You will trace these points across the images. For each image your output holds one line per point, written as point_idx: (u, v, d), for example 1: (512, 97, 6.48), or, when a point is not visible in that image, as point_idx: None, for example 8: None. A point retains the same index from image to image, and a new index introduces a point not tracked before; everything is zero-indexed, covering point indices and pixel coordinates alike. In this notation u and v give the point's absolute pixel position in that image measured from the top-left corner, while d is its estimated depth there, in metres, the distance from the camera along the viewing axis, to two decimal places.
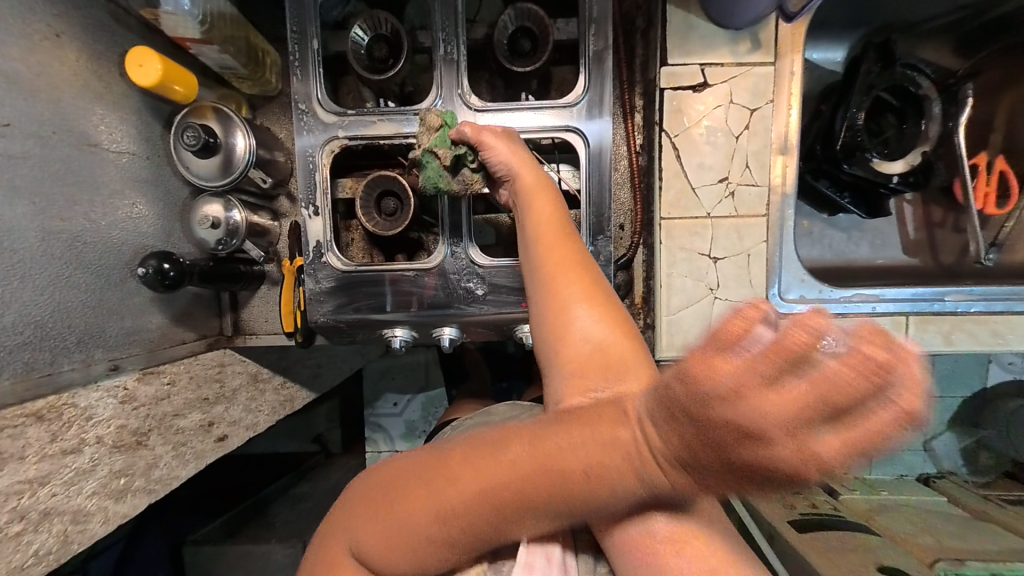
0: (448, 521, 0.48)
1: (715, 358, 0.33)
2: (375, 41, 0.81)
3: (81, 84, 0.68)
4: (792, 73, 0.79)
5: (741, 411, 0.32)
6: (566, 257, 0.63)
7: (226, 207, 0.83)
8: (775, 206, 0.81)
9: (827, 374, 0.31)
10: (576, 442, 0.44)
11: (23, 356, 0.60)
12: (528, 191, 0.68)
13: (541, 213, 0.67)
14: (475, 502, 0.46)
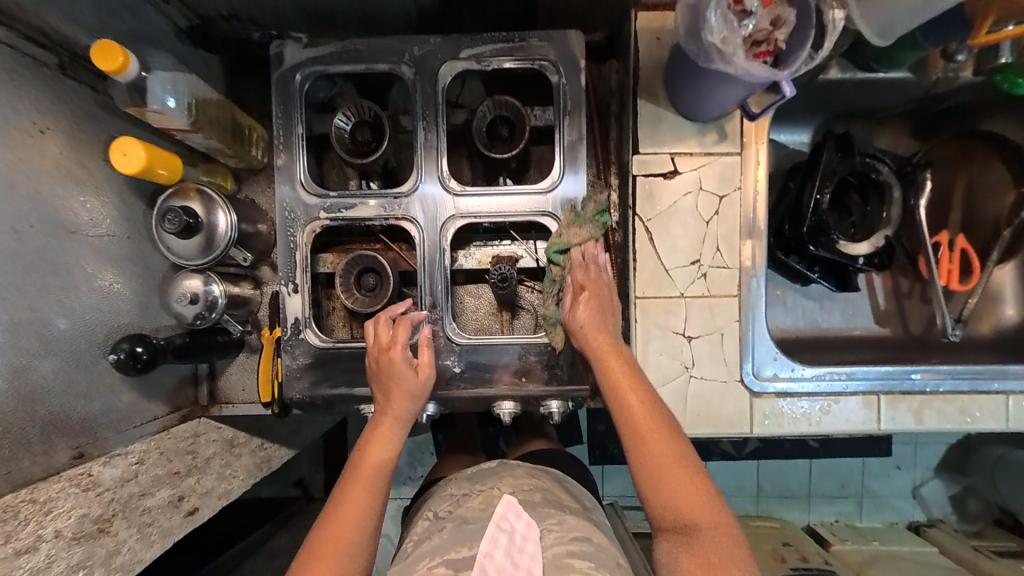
0: (367, 476, 0.71)
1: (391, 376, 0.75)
2: (357, 126, 0.84)
3: (64, 174, 0.70)
4: (758, 160, 0.84)
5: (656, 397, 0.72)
6: (616, 369, 0.73)
7: (205, 282, 0.84)
8: (745, 288, 0.83)
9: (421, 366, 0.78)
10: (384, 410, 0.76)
11: None
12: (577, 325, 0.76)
13: (603, 355, 0.74)
14: (382, 448, 0.73)
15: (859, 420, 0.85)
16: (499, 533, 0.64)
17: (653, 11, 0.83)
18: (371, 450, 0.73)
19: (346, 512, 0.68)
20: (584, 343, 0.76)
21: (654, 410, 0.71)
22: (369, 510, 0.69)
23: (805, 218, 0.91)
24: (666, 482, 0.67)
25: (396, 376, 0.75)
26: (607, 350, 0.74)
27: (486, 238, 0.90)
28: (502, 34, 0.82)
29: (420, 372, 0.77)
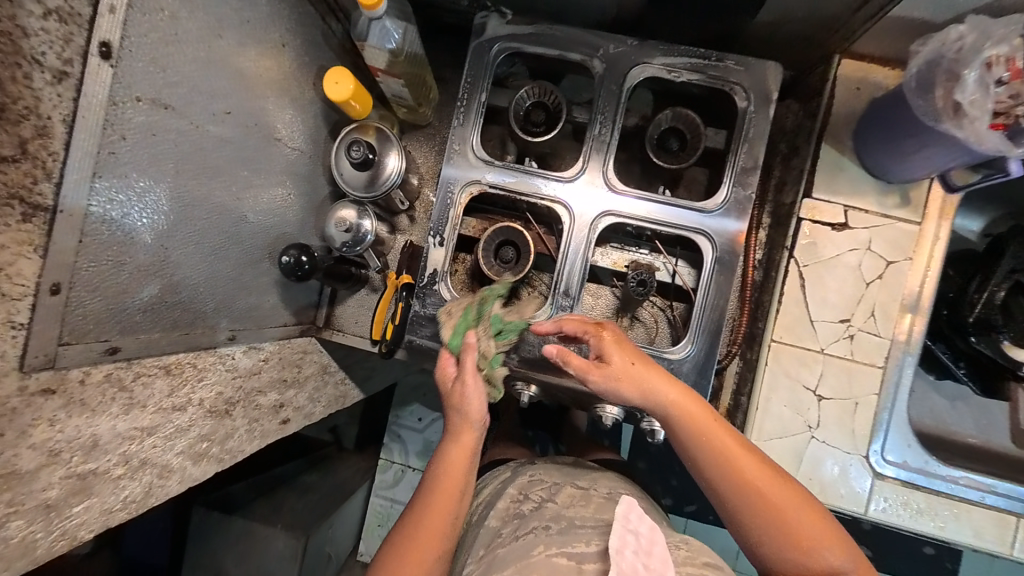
0: (451, 472, 0.70)
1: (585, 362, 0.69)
2: (534, 107, 0.88)
3: (284, 88, 0.77)
4: (937, 236, 0.80)
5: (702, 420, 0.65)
6: (688, 410, 0.65)
7: (359, 215, 0.89)
8: (893, 361, 0.81)
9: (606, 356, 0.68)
10: (460, 408, 0.73)
11: (167, 312, 0.63)
12: (598, 371, 0.67)
13: (653, 386, 0.66)
14: (463, 444, 0.72)
15: (987, 535, 0.79)
16: (626, 533, 0.59)
17: (860, 61, 0.82)
18: (446, 469, 0.70)
19: (431, 515, 0.68)
20: (623, 384, 0.66)
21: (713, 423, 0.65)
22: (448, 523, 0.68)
23: (971, 309, 0.85)
24: (770, 511, 0.60)
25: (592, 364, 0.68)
26: (649, 379, 0.66)
27: (624, 241, 0.91)
28: (701, 51, 0.83)
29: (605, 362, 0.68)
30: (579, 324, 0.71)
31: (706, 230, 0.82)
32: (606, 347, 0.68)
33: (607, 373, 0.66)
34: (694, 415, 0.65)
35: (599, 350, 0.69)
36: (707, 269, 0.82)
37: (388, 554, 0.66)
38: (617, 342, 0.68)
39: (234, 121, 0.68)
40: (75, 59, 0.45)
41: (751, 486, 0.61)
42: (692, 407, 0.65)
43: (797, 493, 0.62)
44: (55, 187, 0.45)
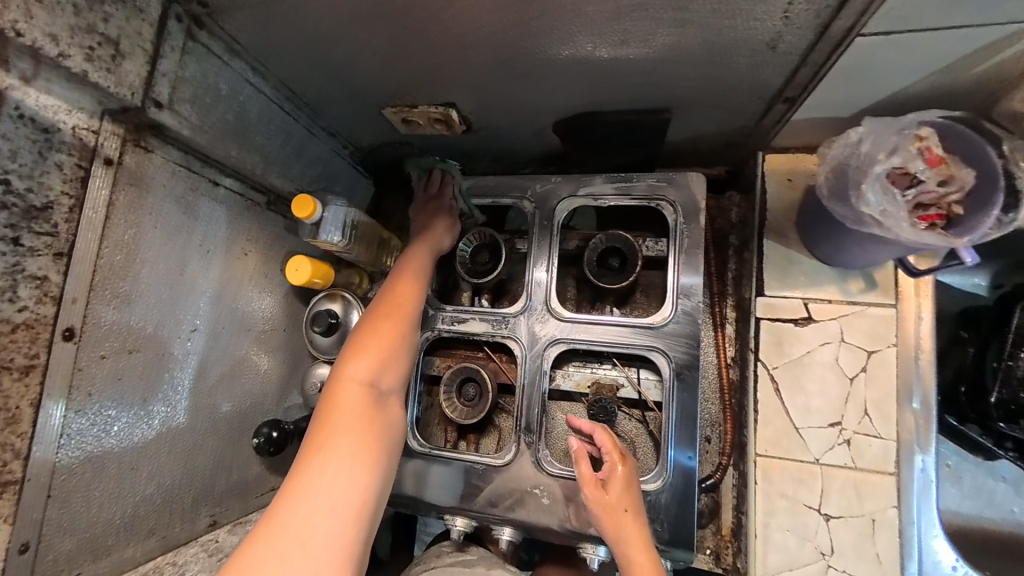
0: (412, 285, 0.80)
1: (599, 481, 0.72)
2: (478, 249, 0.94)
3: (252, 283, 0.87)
4: (920, 317, 0.73)
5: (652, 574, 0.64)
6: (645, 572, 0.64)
7: (331, 371, 0.95)
8: (905, 465, 0.70)
9: (613, 483, 0.71)
10: (416, 258, 0.84)
11: (141, 524, 0.68)
12: (599, 494, 0.70)
13: (635, 535, 0.67)
14: (420, 270, 0.83)
15: None
16: None
17: (785, 154, 0.81)
18: (414, 260, 0.83)
19: (386, 332, 0.74)
20: (611, 516, 0.69)
21: None
22: (425, 283, 0.82)
23: (992, 389, 0.74)
24: None
25: (596, 488, 0.71)
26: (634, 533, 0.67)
27: (584, 358, 0.88)
28: (623, 176, 0.86)
29: (604, 494, 0.71)
30: (607, 451, 0.73)
31: (660, 348, 0.80)
32: (618, 479, 0.71)
33: (602, 501, 0.70)
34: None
35: (609, 481, 0.72)
36: (668, 385, 0.80)
37: (367, 325, 0.74)
38: (627, 477, 0.72)
39: (201, 334, 0.77)
40: (42, 351, 0.55)
41: None
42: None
43: None
44: (23, 461, 0.54)
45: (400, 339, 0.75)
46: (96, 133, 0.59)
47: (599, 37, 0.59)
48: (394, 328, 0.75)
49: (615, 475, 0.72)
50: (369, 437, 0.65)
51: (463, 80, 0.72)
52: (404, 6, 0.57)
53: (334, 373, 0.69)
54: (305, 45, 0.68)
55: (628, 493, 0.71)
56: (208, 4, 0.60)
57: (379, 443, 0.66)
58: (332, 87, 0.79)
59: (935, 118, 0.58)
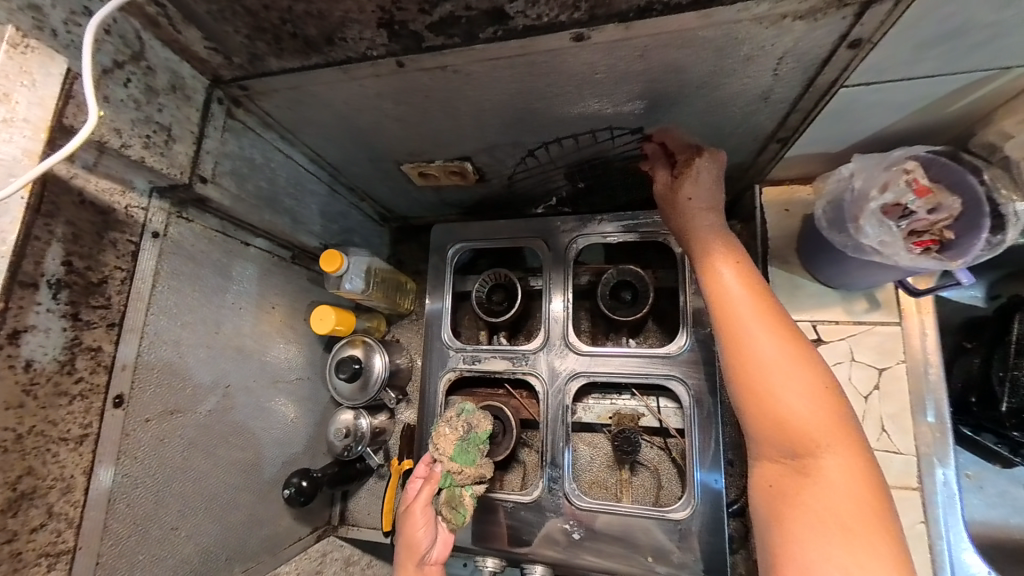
0: (423, 504, 0.79)
1: (686, 217, 0.69)
2: (494, 290, 0.97)
3: (280, 335, 0.90)
4: (925, 332, 0.76)
5: (774, 354, 0.56)
6: (744, 331, 0.58)
7: (355, 416, 0.99)
8: (925, 480, 0.72)
9: (720, 277, 0.63)
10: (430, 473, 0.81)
11: None
12: (712, 272, 0.64)
13: (769, 348, 0.56)
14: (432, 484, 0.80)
15: None
16: None
17: (780, 185, 0.85)
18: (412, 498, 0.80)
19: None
20: (738, 347, 0.57)
21: (803, 357, 0.55)
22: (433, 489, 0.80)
23: (1001, 399, 0.75)
24: (794, 486, 0.52)
25: (672, 200, 0.71)
26: (770, 342, 0.56)
27: (603, 391, 0.91)
28: (628, 214, 0.91)
29: (683, 213, 0.70)
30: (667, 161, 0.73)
31: (678, 376, 0.83)
32: (683, 180, 0.70)
33: (697, 238, 0.68)
34: (784, 403, 0.53)
35: (684, 186, 0.70)
36: (689, 413, 0.82)
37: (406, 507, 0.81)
38: (733, 256, 0.64)
39: (235, 390, 0.79)
40: (94, 420, 0.57)
41: (812, 474, 0.52)
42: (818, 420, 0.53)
43: (847, 446, 0.52)
44: (76, 529, 0.55)
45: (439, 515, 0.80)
46: (146, 210, 0.63)
47: (605, 98, 0.65)
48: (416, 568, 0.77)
49: (685, 183, 0.69)
50: None
51: (478, 138, 0.78)
52: (428, 82, 0.63)
53: None
54: (333, 115, 0.73)
55: (727, 244, 0.66)
56: (248, 87, 0.67)
57: None
58: (354, 149, 0.84)
59: (922, 152, 0.62)
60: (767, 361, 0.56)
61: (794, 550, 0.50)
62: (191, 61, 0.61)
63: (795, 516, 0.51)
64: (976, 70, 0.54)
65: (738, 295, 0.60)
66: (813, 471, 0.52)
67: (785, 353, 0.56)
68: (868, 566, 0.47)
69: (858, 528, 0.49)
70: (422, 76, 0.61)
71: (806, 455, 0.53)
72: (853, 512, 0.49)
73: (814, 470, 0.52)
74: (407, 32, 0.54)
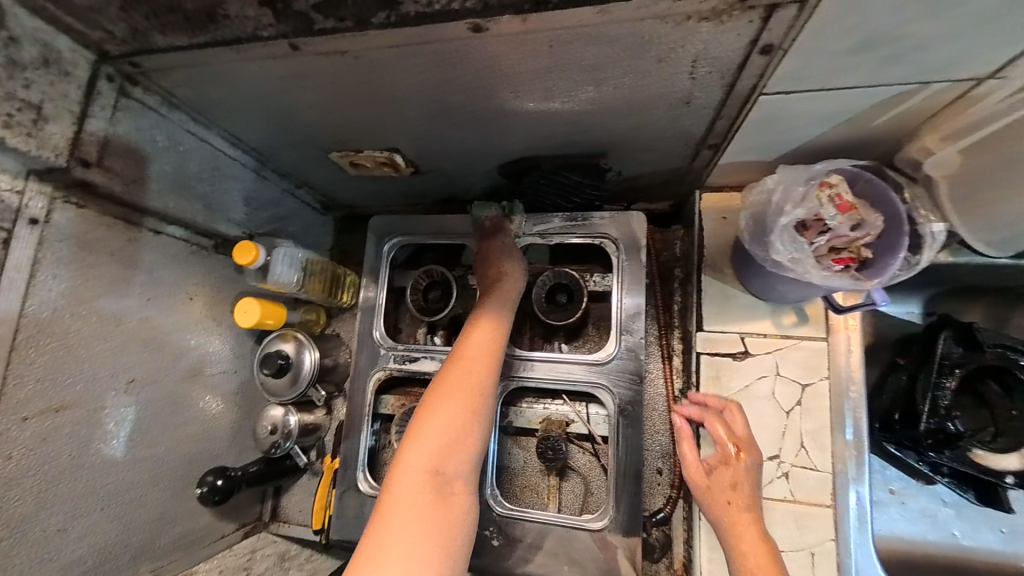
0: (478, 355, 0.73)
1: (710, 480, 0.67)
2: (430, 288, 0.94)
3: (200, 328, 0.86)
4: (849, 349, 0.74)
5: (758, 553, 0.59)
6: (749, 558, 0.59)
7: (284, 412, 0.96)
8: (840, 498, 0.71)
9: (739, 497, 0.64)
10: (492, 337, 0.76)
11: None
12: (722, 516, 0.64)
13: None
14: (487, 334, 0.76)
15: None
16: None
17: (719, 192, 0.83)
18: (471, 331, 0.76)
19: (455, 423, 0.67)
20: (735, 543, 0.62)
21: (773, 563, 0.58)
22: (497, 344, 0.75)
23: (920, 419, 0.73)
24: None
25: (698, 474, 0.67)
26: (756, 552, 0.60)
27: (536, 395, 0.88)
28: (570, 214, 0.88)
29: (703, 474, 0.67)
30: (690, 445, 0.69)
31: (606, 384, 0.81)
32: (716, 428, 0.69)
33: (708, 488, 0.66)
34: None
35: (721, 463, 0.67)
36: (614, 421, 0.80)
37: (431, 403, 0.69)
38: (745, 487, 0.65)
39: (141, 385, 0.75)
40: None
41: None
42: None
43: None
44: None
45: (474, 422, 0.68)
46: (21, 193, 0.59)
47: (524, 93, 0.61)
48: (467, 411, 0.69)
49: (719, 432, 0.69)
50: (440, 529, 0.60)
51: (403, 129, 0.74)
52: (332, 67, 0.59)
53: (393, 462, 0.65)
54: (241, 97, 0.68)
55: (744, 482, 0.65)
56: (139, 64, 0.62)
57: (448, 534, 0.61)
58: (275, 134, 0.79)
59: (846, 166, 0.61)
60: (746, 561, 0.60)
61: None
62: (69, 32, 0.57)
63: None
64: (892, 83, 0.51)
65: (739, 480, 0.65)
66: None
67: (766, 552, 0.60)
68: None
69: None
70: (323, 60, 0.57)
71: None
72: None
73: None
74: (293, 12, 0.50)
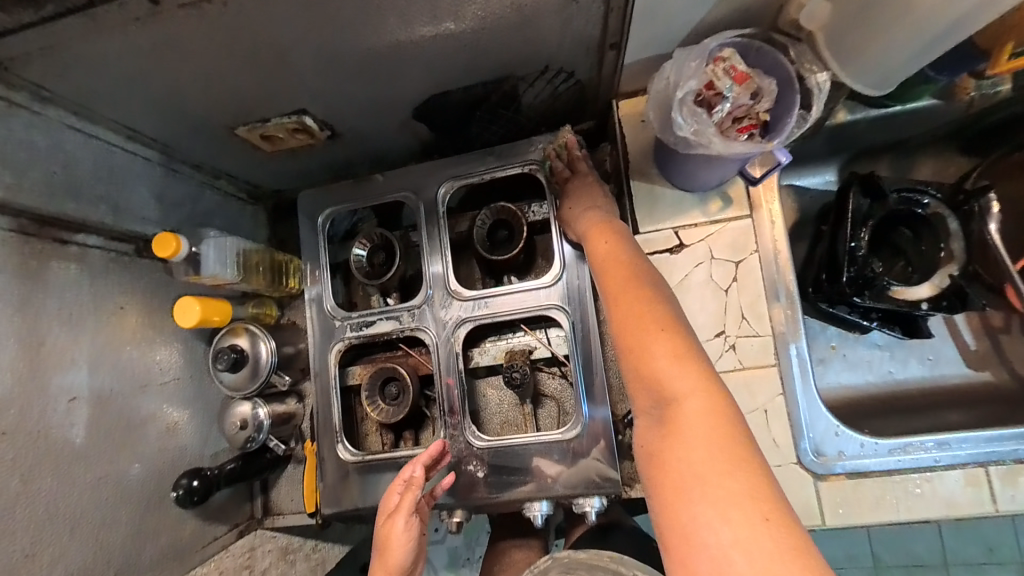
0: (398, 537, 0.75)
1: (598, 258, 0.69)
2: (373, 252, 0.91)
3: (140, 337, 0.83)
4: (770, 221, 0.79)
5: (655, 316, 0.58)
6: (642, 320, 0.59)
7: (252, 407, 0.93)
8: (785, 356, 0.76)
9: (620, 277, 0.65)
10: (398, 509, 0.76)
11: None
12: (612, 279, 0.65)
13: (673, 371, 0.54)
14: (395, 520, 0.76)
15: (964, 500, 0.69)
16: None
17: (634, 97, 0.84)
18: (389, 513, 0.77)
19: None
20: (623, 311, 0.61)
21: (674, 342, 0.56)
22: (406, 522, 0.76)
23: (843, 270, 0.80)
24: (663, 468, 0.52)
25: (597, 245, 0.71)
26: (650, 313, 0.59)
27: (498, 332, 0.90)
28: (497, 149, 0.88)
29: (592, 242, 0.72)
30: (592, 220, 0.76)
31: (559, 301, 0.84)
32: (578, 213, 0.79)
33: (603, 259, 0.69)
34: (674, 384, 0.53)
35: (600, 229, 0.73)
36: (572, 337, 0.83)
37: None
38: (616, 242, 0.70)
39: (86, 401, 0.72)
40: None
41: (694, 482, 0.49)
42: (706, 435, 0.50)
43: (724, 423, 0.51)
44: None
45: None
46: None
47: (411, 20, 0.60)
48: None
49: (578, 210, 0.79)
50: None
51: (303, 85, 0.71)
52: (203, 22, 0.56)
53: None
54: (115, 78, 0.64)
55: (616, 251, 0.69)
56: None
57: None
58: (171, 118, 0.75)
59: (731, 39, 0.65)
60: (638, 331, 0.58)
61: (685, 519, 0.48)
62: None
63: (674, 481, 0.50)
64: None
65: (615, 250, 0.69)
66: (683, 432, 0.51)
67: (666, 323, 0.58)
68: (752, 554, 0.44)
69: (747, 506, 0.46)
70: (190, 14, 0.55)
71: (665, 405, 0.54)
72: (722, 493, 0.47)
73: (707, 468, 0.49)
74: None
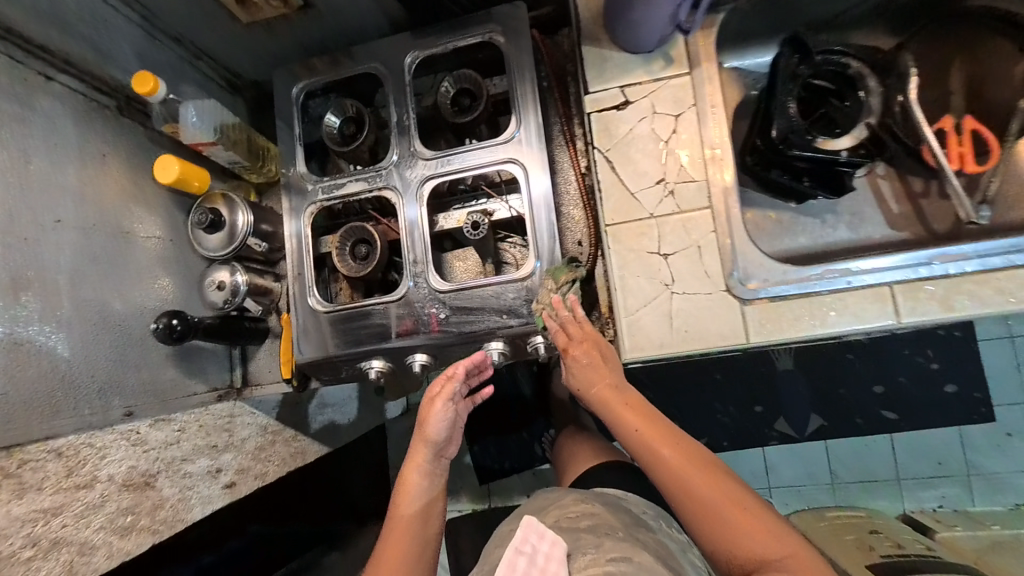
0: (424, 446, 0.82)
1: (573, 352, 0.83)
2: (344, 122, 0.97)
3: (121, 189, 0.88)
4: (707, 78, 0.86)
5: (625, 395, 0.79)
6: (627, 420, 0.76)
7: (231, 273, 0.98)
8: (720, 198, 0.83)
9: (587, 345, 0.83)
10: (426, 425, 0.83)
11: (45, 406, 0.71)
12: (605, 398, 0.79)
13: (663, 450, 0.71)
14: (425, 431, 0.82)
15: (871, 317, 0.77)
16: (517, 555, 0.63)
17: None
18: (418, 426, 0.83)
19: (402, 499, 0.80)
20: (620, 417, 0.77)
21: (642, 411, 0.77)
22: (436, 434, 0.82)
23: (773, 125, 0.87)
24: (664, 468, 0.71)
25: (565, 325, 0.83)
26: (646, 436, 0.74)
27: (463, 199, 0.97)
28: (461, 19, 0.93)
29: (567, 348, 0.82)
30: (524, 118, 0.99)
31: (515, 154, 0.89)
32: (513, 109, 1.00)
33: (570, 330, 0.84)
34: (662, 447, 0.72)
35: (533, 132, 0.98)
36: (527, 189, 0.88)
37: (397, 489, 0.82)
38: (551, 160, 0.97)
39: (70, 229, 0.78)
40: None
41: (677, 448, 0.72)
42: (679, 451, 0.71)
43: (700, 464, 0.70)
44: None
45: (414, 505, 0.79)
46: None
47: None
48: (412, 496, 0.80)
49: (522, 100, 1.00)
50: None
51: None
52: None
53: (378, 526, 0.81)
54: None
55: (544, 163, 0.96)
56: None
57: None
58: None
59: None
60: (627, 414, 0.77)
61: (690, 490, 0.68)
62: None
63: (680, 468, 0.70)
64: None
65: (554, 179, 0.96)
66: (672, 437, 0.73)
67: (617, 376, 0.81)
68: (718, 489, 0.67)
69: (710, 467, 0.70)
70: None
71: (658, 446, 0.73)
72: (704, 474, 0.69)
73: (674, 443, 0.72)
74: None
